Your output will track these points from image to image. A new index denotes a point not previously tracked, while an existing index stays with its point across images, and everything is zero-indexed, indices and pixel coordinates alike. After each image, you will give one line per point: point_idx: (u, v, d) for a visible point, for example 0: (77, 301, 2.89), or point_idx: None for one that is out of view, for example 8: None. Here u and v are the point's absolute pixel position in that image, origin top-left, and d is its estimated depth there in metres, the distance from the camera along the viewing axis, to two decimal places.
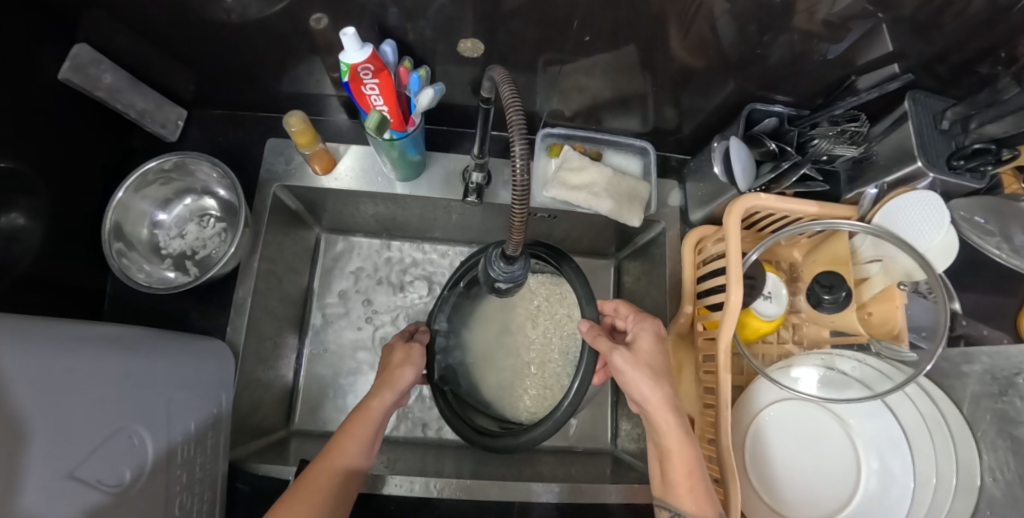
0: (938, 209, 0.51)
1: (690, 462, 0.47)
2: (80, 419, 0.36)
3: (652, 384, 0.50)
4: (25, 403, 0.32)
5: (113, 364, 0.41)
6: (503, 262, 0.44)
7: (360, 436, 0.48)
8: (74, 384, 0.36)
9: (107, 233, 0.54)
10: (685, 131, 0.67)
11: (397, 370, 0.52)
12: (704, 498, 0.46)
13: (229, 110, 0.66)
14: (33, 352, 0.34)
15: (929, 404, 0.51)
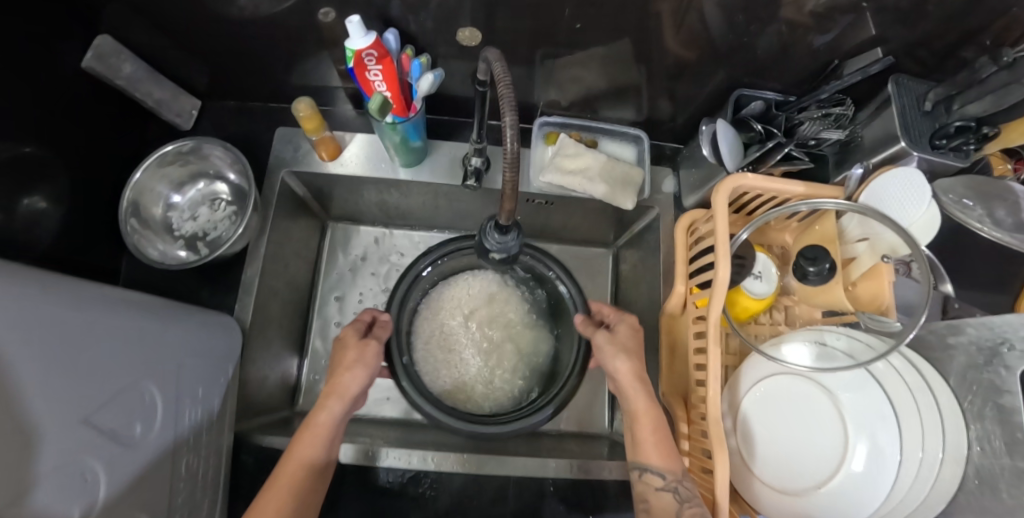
0: (925, 186, 0.50)
1: (658, 424, 0.56)
2: (96, 368, 0.38)
3: (625, 357, 0.59)
4: (48, 349, 0.34)
5: (130, 323, 0.43)
6: (498, 233, 0.47)
7: (313, 448, 0.52)
8: (96, 338, 0.39)
9: (124, 211, 0.57)
10: (680, 120, 0.69)
11: (340, 379, 0.57)
12: (669, 453, 0.54)
13: (241, 101, 0.69)
14: (59, 305, 0.37)
15: (916, 375, 0.52)
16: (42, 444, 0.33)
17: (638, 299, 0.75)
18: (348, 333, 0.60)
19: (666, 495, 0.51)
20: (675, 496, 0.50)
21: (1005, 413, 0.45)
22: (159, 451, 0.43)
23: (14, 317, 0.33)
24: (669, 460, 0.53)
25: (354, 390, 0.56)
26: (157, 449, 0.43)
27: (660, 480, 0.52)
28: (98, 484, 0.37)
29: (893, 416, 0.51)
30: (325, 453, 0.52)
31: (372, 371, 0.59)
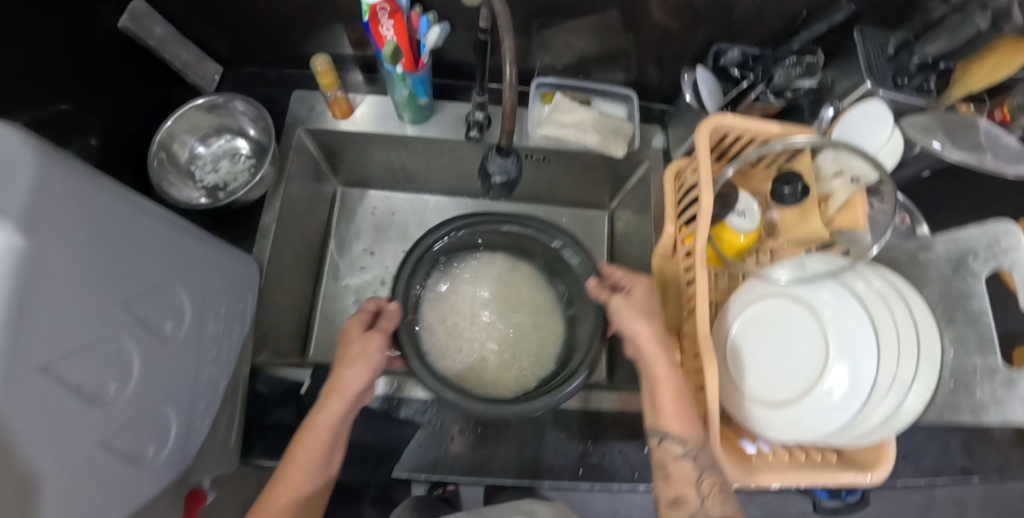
0: (885, 114, 0.56)
1: (675, 388, 0.55)
2: (136, 262, 0.42)
3: (645, 323, 0.58)
4: (95, 233, 0.38)
5: (168, 232, 0.47)
6: (498, 157, 0.52)
7: (315, 452, 0.53)
8: (135, 236, 0.42)
9: (153, 150, 0.62)
10: (668, 82, 0.74)
11: (340, 376, 0.55)
12: (689, 421, 0.54)
13: (260, 67, 0.75)
14: (113, 200, 0.40)
15: (896, 294, 0.54)
16: (85, 315, 0.36)
17: (632, 251, 0.79)
18: (353, 327, 0.58)
19: (686, 465, 0.54)
20: (694, 466, 0.54)
21: (972, 315, 0.49)
22: (187, 352, 0.47)
23: (75, 199, 0.36)
24: (689, 429, 0.54)
25: (355, 388, 0.55)
26: (185, 348, 0.47)
27: (678, 449, 0.54)
28: (132, 365, 0.40)
29: (874, 331, 0.53)
30: (326, 457, 0.53)
31: (375, 366, 0.56)
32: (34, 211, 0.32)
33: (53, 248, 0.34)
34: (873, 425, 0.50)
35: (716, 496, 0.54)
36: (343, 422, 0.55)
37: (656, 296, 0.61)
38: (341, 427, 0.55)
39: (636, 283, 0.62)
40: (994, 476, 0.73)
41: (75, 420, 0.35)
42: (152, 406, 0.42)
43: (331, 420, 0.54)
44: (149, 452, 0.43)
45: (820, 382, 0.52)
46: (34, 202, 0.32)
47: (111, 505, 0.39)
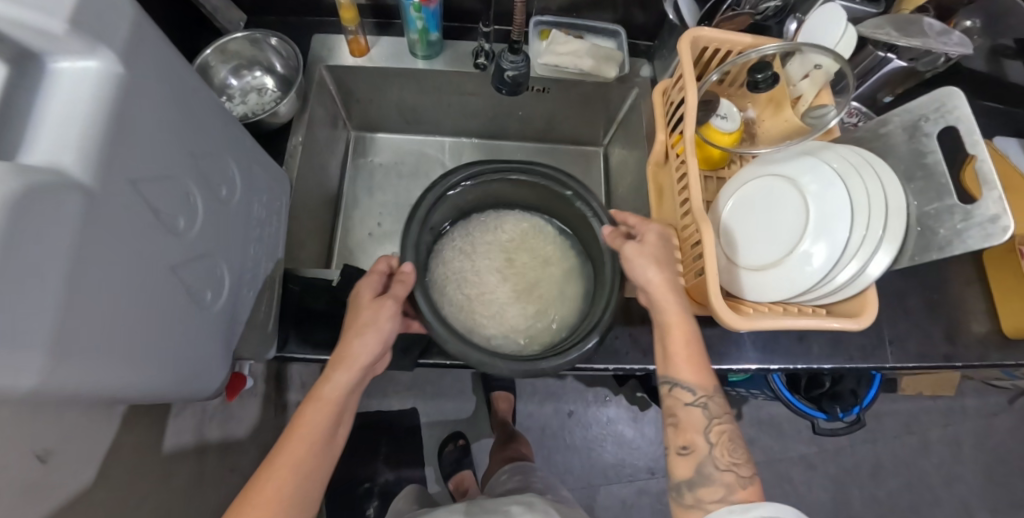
0: (840, 16, 0.64)
1: (688, 335, 0.59)
2: (197, 126, 0.47)
3: (659, 269, 0.59)
4: (172, 90, 0.44)
5: (221, 114, 0.52)
6: (511, 55, 0.59)
7: (320, 421, 0.55)
8: (200, 106, 0.48)
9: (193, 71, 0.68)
10: (652, 20, 0.82)
11: (349, 346, 0.56)
12: (699, 370, 0.59)
13: (281, 17, 0.81)
14: (187, 70, 0.46)
15: (867, 164, 0.60)
16: (163, 154, 0.43)
17: (627, 176, 0.86)
18: (364, 291, 0.60)
19: (696, 412, 0.58)
20: (704, 412, 0.58)
21: (929, 169, 0.57)
22: (236, 220, 0.53)
23: (159, 56, 0.42)
24: (703, 380, 0.59)
25: (365, 359, 0.57)
26: (235, 214, 0.53)
27: (689, 396, 0.59)
28: (196, 209, 0.46)
29: (850, 199, 0.58)
30: (332, 426, 0.55)
31: (384, 335, 0.58)
32: (128, 51, 0.38)
33: (141, 89, 0.40)
34: (843, 282, 0.57)
35: (725, 443, 0.57)
36: (349, 392, 0.57)
37: (668, 241, 0.62)
38: (347, 398, 0.57)
39: (648, 230, 0.63)
40: (974, 363, 0.79)
41: (153, 242, 0.41)
42: (209, 254, 0.48)
43: (337, 389, 0.56)
44: (208, 295, 0.48)
45: (797, 247, 0.59)
46: (130, 43, 0.38)
47: (178, 329, 0.45)
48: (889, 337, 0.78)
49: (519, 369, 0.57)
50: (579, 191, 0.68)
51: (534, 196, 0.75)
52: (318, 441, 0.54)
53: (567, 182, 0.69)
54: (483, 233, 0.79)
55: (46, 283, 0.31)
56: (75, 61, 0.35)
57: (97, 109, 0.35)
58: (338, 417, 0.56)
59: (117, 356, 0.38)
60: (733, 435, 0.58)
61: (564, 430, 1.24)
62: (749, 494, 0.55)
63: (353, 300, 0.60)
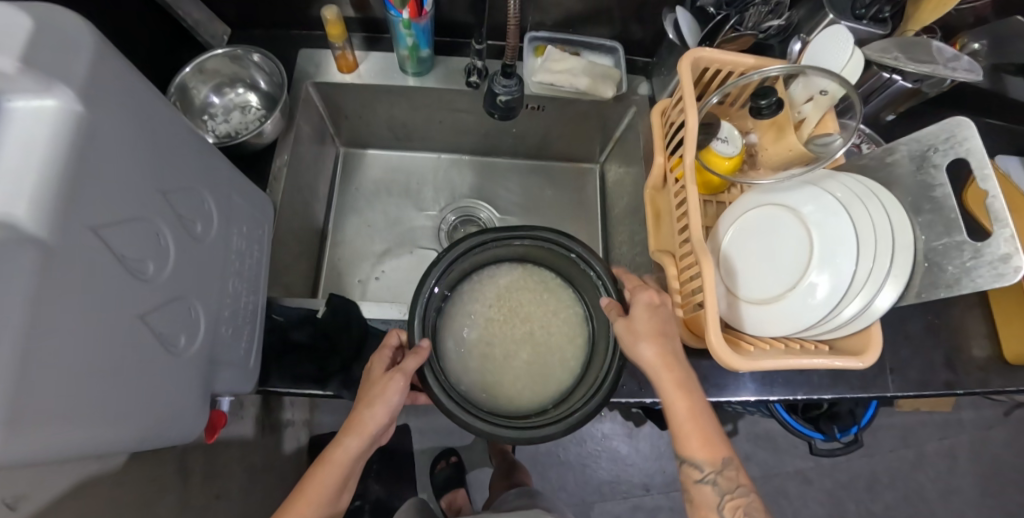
0: (843, 35, 0.62)
1: (692, 408, 0.56)
2: (170, 159, 0.45)
3: (652, 346, 0.57)
4: (142, 124, 0.41)
5: (198, 143, 0.50)
6: (503, 79, 0.56)
7: (326, 485, 0.54)
8: (174, 138, 0.46)
9: (171, 91, 0.65)
10: (652, 36, 0.80)
11: (362, 417, 0.55)
12: (710, 445, 0.56)
13: (266, 30, 0.78)
14: (161, 99, 0.44)
15: (873, 195, 0.58)
16: (130, 194, 0.40)
17: (624, 196, 0.84)
18: (376, 365, 0.58)
19: (706, 488, 0.56)
20: (715, 489, 0.56)
21: (937, 202, 0.55)
22: (212, 256, 0.50)
23: (127, 88, 0.39)
24: (712, 454, 0.56)
25: (376, 429, 0.55)
26: (213, 250, 0.50)
27: (699, 473, 0.57)
28: (168, 250, 0.44)
29: (854, 231, 0.56)
30: (337, 491, 0.54)
31: (393, 407, 0.56)
32: (89, 85, 0.35)
33: (104, 127, 0.37)
34: (848, 318, 0.55)
35: None
36: (360, 456, 0.56)
37: (660, 312, 0.59)
38: (356, 463, 0.56)
39: (637, 301, 0.59)
40: (977, 390, 0.78)
41: (118, 291, 0.38)
42: (183, 295, 0.46)
43: (346, 455, 0.55)
44: (182, 340, 0.46)
45: (801, 282, 0.57)
46: (90, 76, 0.35)
47: (151, 378, 0.42)
48: (891, 364, 0.77)
49: (518, 435, 0.56)
50: (583, 253, 0.64)
51: (536, 254, 0.71)
52: (324, 505, 0.54)
53: (571, 247, 0.65)
54: (496, 290, 0.73)
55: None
56: (30, 100, 0.33)
57: (53, 152, 0.33)
58: (346, 479, 0.56)
59: (84, 417, 0.35)
60: (754, 504, 0.56)
61: (559, 447, 1.22)
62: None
63: (368, 371, 0.59)
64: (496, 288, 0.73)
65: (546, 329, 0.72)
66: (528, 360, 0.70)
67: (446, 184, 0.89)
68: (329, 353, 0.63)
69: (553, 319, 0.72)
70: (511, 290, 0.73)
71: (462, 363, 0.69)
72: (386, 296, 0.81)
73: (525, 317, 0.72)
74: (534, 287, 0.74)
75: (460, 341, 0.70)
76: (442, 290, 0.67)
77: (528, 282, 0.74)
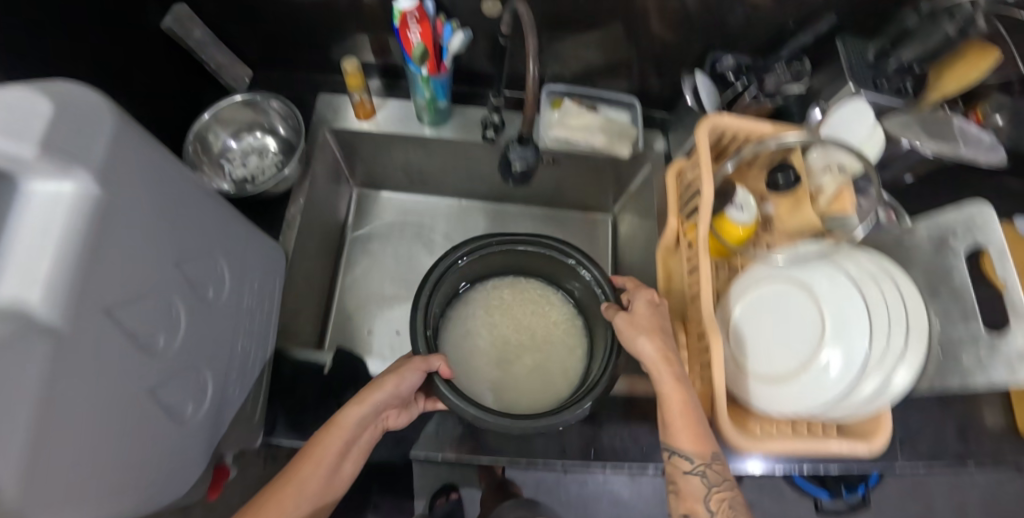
0: (866, 111, 0.62)
1: (686, 402, 0.54)
2: (188, 225, 0.46)
3: (649, 342, 0.57)
4: (160, 195, 0.42)
5: (215, 208, 0.50)
6: (519, 146, 0.56)
7: (327, 450, 0.56)
8: (190, 205, 0.46)
9: (187, 141, 0.65)
10: (668, 90, 0.82)
11: (369, 391, 0.58)
12: (702, 438, 0.53)
13: (286, 72, 0.80)
14: (176, 166, 0.45)
15: (889, 275, 0.57)
16: (144, 269, 0.40)
17: (637, 250, 0.83)
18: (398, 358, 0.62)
19: (694, 481, 0.53)
20: (704, 481, 0.53)
21: (956, 290, 0.54)
22: (222, 319, 0.50)
23: (143, 159, 0.40)
24: (702, 447, 0.52)
25: (381, 401, 0.58)
26: (224, 313, 0.50)
27: (688, 465, 0.53)
28: (178, 321, 0.44)
29: (867, 309, 0.55)
30: (337, 457, 0.56)
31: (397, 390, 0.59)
32: (108, 163, 0.36)
33: (122, 204, 0.37)
34: (865, 400, 0.53)
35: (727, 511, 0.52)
36: (363, 426, 0.59)
37: (659, 310, 0.60)
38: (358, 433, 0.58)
39: (640, 297, 0.61)
40: (990, 464, 0.75)
41: (127, 363, 0.38)
42: (194, 365, 0.46)
43: (350, 424, 0.57)
44: (189, 409, 0.46)
45: (815, 361, 0.56)
46: (109, 155, 0.36)
47: (155, 447, 0.42)
48: (902, 436, 0.75)
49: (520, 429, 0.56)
50: (581, 258, 0.68)
51: (535, 264, 0.76)
52: (322, 471, 0.55)
53: (570, 252, 0.69)
54: (497, 297, 0.79)
55: (13, 434, 0.28)
56: (53, 184, 0.33)
57: (70, 236, 0.33)
58: (347, 448, 0.58)
59: (88, 496, 0.35)
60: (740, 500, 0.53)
61: (559, 487, 1.21)
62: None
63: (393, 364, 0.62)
64: (499, 295, 0.79)
65: (547, 336, 0.78)
66: (529, 363, 0.76)
67: (456, 231, 0.89)
68: (334, 405, 0.63)
69: (553, 327, 0.79)
70: (513, 297, 0.80)
71: (467, 364, 0.74)
72: (392, 345, 0.81)
73: (525, 323, 0.79)
74: (535, 296, 0.80)
75: (464, 343, 0.76)
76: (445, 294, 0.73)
77: (530, 291, 0.81)
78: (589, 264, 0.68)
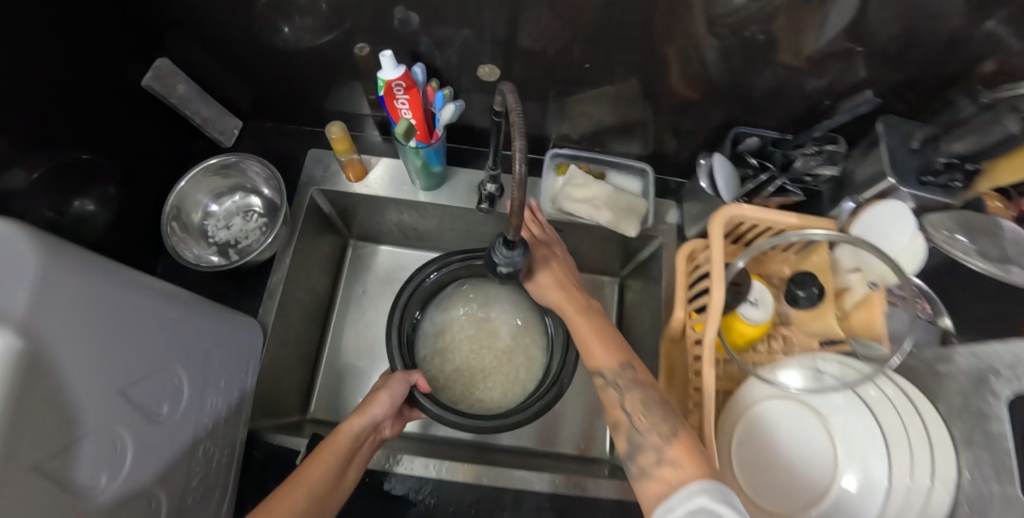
0: (906, 217, 0.55)
1: (593, 327, 0.59)
2: (134, 345, 0.42)
3: (557, 289, 0.63)
4: (105, 322, 0.39)
5: (166, 313, 0.47)
6: (505, 248, 0.50)
7: (337, 448, 0.57)
8: (142, 323, 0.43)
9: (165, 216, 0.63)
10: (684, 155, 0.76)
11: (372, 400, 0.62)
12: (614, 350, 0.56)
13: (277, 123, 0.79)
14: (123, 284, 0.42)
15: (906, 400, 0.52)
16: (89, 411, 0.36)
17: (641, 325, 0.78)
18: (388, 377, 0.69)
19: (613, 392, 0.54)
20: (620, 389, 0.53)
21: None
22: (175, 437, 0.46)
23: (80, 292, 0.37)
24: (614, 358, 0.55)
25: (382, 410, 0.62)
26: (177, 430, 0.47)
27: (605, 380, 0.55)
28: (126, 454, 0.40)
29: (883, 435, 0.51)
30: (344, 456, 0.56)
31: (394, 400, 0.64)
32: (37, 305, 0.32)
33: (51, 348, 0.32)
34: None
35: (641, 406, 0.51)
36: (365, 438, 0.60)
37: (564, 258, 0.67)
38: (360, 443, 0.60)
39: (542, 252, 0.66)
40: None
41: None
42: (144, 491, 0.42)
43: (352, 432, 0.59)
44: None
45: (830, 493, 0.51)
46: (37, 298, 0.32)
47: None
48: None
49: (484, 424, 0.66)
50: None
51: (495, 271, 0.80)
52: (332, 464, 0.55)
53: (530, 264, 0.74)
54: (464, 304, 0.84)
55: None
56: None
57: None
58: (348, 455, 0.58)
59: None
60: (655, 397, 0.52)
61: None
62: (678, 453, 0.46)
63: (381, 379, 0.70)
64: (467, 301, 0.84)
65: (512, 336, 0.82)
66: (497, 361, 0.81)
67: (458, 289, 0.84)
68: None
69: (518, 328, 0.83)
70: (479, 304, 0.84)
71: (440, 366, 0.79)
72: None
73: (492, 326, 0.83)
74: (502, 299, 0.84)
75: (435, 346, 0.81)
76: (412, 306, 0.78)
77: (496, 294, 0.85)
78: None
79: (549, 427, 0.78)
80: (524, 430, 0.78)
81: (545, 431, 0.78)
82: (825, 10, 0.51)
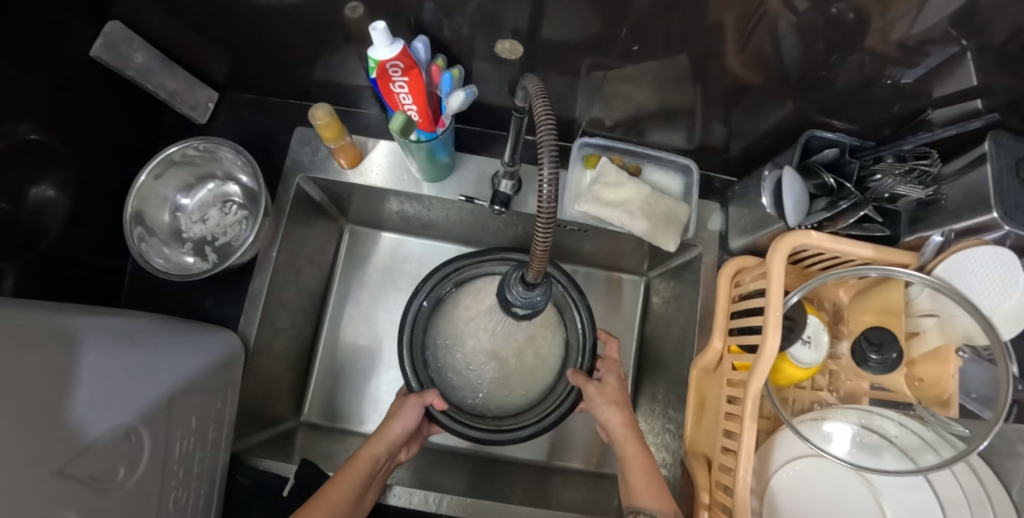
0: (1012, 266, 0.45)
1: (645, 462, 0.54)
2: (65, 414, 0.35)
3: (615, 409, 0.59)
4: (8, 391, 0.31)
5: (112, 362, 0.41)
6: (522, 287, 0.43)
7: (355, 475, 0.52)
8: (54, 384, 0.35)
9: (129, 218, 0.57)
10: (733, 150, 0.65)
11: (388, 424, 0.59)
12: (664, 498, 0.50)
13: (258, 95, 0.69)
14: (25, 345, 0.35)
15: (973, 480, 0.47)
16: (21, 497, 0.29)
17: (667, 340, 0.71)
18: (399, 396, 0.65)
19: None
20: None
21: None
22: (134, 504, 0.39)
23: None
24: (665, 503, 0.49)
25: (402, 435, 0.59)
26: (136, 496, 0.40)
27: None
28: None
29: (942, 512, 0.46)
30: (365, 483, 0.52)
31: (411, 426, 0.60)
32: None
33: None
34: None
35: None
36: (382, 466, 0.56)
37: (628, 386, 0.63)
38: (377, 472, 0.55)
39: (609, 372, 0.64)
40: None
41: None
42: None
43: (371, 456, 0.55)
44: None
45: None
46: None
47: None
48: None
49: (503, 439, 0.62)
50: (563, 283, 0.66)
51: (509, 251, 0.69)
52: (352, 492, 0.51)
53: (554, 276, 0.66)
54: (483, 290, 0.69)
55: None
56: None
57: None
58: (368, 482, 0.53)
59: None
60: None
61: None
62: None
63: (394, 403, 0.64)
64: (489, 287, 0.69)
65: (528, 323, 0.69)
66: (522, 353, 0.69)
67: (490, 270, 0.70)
68: None
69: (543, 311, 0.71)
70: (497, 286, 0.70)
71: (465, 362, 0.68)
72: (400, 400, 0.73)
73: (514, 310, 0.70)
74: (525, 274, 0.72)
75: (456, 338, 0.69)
76: (426, 310, 0.67)
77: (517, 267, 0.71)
78: (579, 308, 0.66)
79: (557, 438, 0.73)
80: (533, 442, 0.73)
81: (555, 442, 0.73)
82: (959, 2, 0.37)
